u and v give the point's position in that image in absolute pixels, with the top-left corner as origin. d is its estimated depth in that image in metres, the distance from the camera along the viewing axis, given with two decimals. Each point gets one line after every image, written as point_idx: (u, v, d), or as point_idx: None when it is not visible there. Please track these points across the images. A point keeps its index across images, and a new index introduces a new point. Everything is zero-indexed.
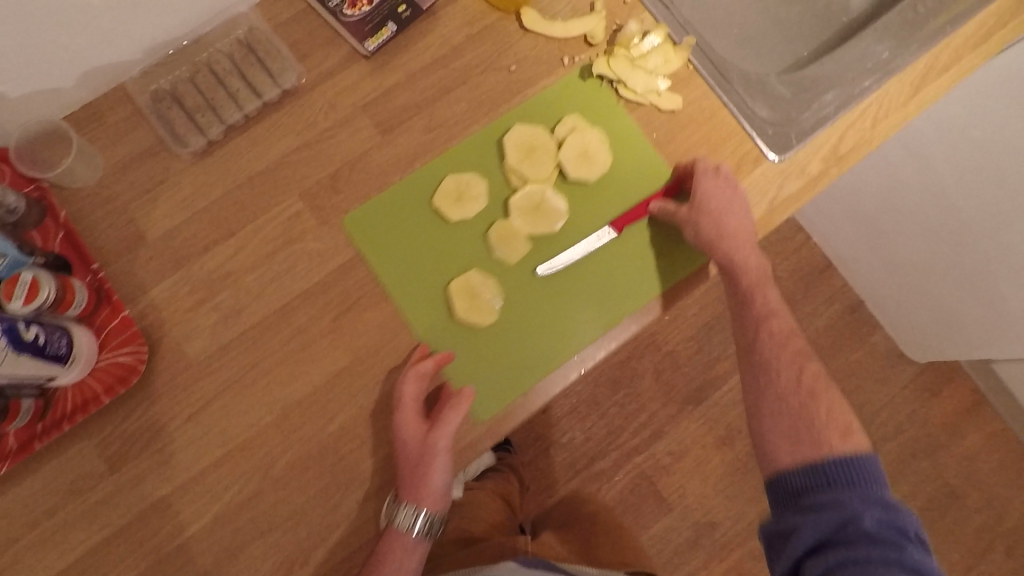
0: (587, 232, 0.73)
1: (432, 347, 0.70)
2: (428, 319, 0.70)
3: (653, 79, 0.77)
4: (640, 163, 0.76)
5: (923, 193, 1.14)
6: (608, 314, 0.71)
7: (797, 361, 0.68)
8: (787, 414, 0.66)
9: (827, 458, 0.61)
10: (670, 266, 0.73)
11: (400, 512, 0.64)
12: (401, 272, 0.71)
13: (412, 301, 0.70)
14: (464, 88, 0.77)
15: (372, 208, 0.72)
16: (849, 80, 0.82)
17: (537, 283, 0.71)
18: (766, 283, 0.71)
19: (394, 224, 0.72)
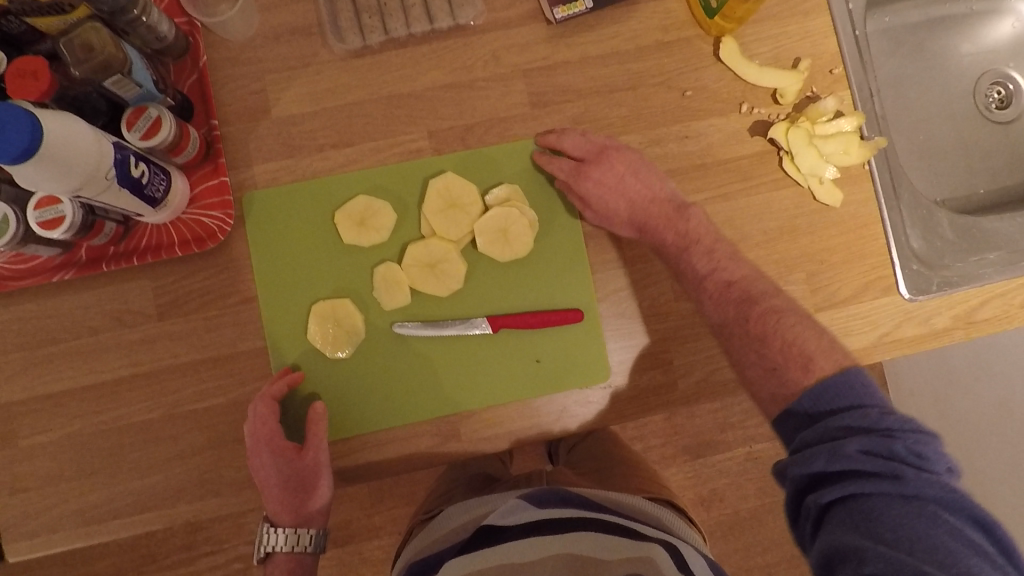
0: (474, 312, 0.68)
1: (278, 359, 0.68)
2: (286, 330, 0.68)
3: (822, 164, 0.70)
4: (562, 257, 0.69)
5: (941, 411, 0.84)
6: (463, 404, 0.68)
7: (743, 308, 0.64)
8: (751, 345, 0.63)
9: (799, 397, 0.55)
10: (542, 377, 0.69)
11: (270, 536, 0.64)
12: (277, 271, 0.68)
13: (283, 309, 0.68)
14: (629, 92, 0.72)
15: (269, 198, 0.69)
16: (1019, 247, 0.75)
17: (400, 340, 0.68)
18: (694, 249, 0.67)
19: (286, 226, 0.68)
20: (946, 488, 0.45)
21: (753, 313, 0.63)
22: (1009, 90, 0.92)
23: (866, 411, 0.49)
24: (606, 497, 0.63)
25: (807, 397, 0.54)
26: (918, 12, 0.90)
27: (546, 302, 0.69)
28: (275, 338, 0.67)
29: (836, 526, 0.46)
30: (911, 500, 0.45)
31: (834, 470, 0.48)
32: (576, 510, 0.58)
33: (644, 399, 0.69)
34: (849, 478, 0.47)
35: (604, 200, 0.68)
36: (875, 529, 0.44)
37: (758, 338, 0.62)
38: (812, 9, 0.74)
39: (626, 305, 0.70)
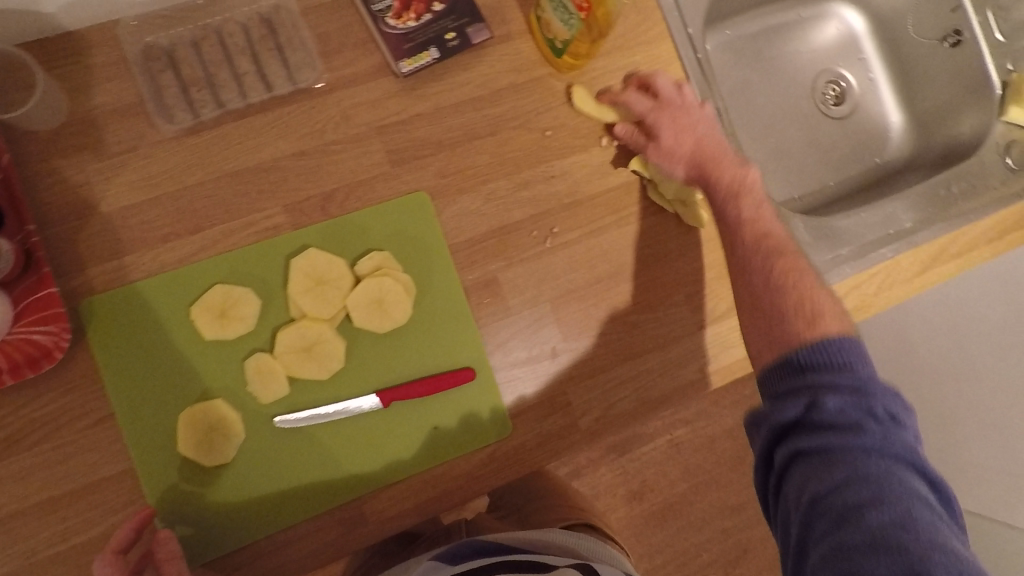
0: (358, 389, 0.65)
1: (146, 478, 0.61)
2: (150, 444, 0.61)
3: (685, 188, 0.74)
4: (444, 318, 0.68)
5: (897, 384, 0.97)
6: (360, 488, 0.65)
7: (770, 260, 0.67)
8: (766, 303, 0.64)
9: (800, 348, 0.57)
10: (439, 443, 0.67)
11: None
12: (131, 382, 0.61)
13: (144, 425, 0.61)
14: (491, 137, 0.71)
15: (109, 305, 0.61)
16: (868, 242, 0.81)
17: (283, 433, 0.64)
18: (743, 196, 0.71)
19: (135, 331, 0.62)
20: (902, 444, 0.50)
21: (778, 264, 0.66)
22: (840, 87, 0.99)
23: (853, 371, 0.53)
24: (531, 539, 0.64)
25: (803, 353, 0.57)
26: (753, 23, 0.95)
27: (434, 366, 0.67)
28: (142, 456, 0.61)
29: (804, 468, 0.51)
30: (874, 450, 0.50)
31: (811, 419, 0.52)
32: (493, 558, 0.60)
33: (546, 444, 0.69)
34: (824, 429, 0.51)
35: (669, 124, 0.72)
36: (834, 476, 0.49)
37: (773, 284, 0.65)
38: (653, 37, 0.76)
39: (517, 354, 0.70)
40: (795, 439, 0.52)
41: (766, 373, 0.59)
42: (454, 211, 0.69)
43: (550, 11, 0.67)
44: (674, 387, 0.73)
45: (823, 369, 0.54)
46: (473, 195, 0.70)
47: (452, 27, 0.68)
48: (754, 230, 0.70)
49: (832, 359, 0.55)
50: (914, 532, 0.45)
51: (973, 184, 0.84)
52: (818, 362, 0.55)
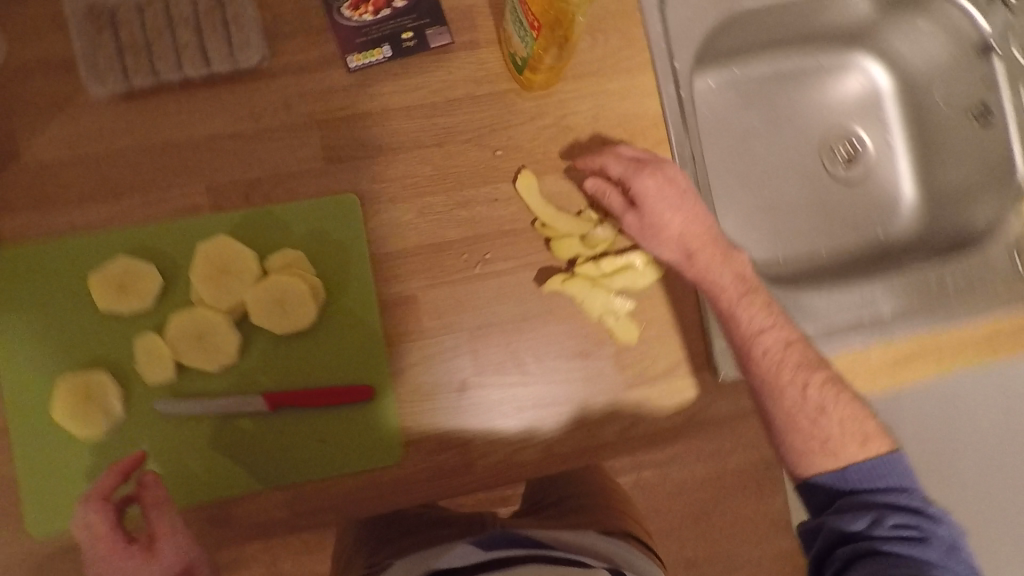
0: (247, 389, 0.63)
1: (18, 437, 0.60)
2: (27, 405, 0.60)
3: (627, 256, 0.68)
4: (351, 330, 0.65)
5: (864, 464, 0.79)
6: (234, 487, 0.63)
7: (802, 375, 0.60)
8: (800, 436, 0.58)
9: (841, 496, 0.55)
10: (322, 458, 0.64)
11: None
12: (19, 340, 0.60)
13: (23, 386, 0.60)
14: (436, 148, 0.67)
15: (9, 260, 0.60)
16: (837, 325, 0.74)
17: (162, 419, 0.62)
18: (750, 294, 0.63)
19: (32, 289, 0.61)
20: None
21: (811, 380, 0.60)
22: (852, 146, 0.91)
23: (909, 494, 0.54)
24: (559, 538, 0.52)
25: (857, 471, 0.55)
26: (765, 66, 0.88)
27: (331, 378, 0.64)
28: (17, 415, 0.60)
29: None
30: None
31: (873, 532, 0.52)
32: (524, 549, 0.48)
33: (435, 481, 0.66)
34: (884, 540, 0.52)
35: (648, 237, 0.65)
36: None
37: (808, 417, 0.59)
38: (631, 68, 0.70)
39: (422, 380, 0.66)
40: (859, 543, 0.52)
41: (804, 482, 0.58)
42: (381, 220, 0.65)
43: (511, 24, 0.64)
44: (586, 443, 0.68)
45: (869, 486, 0.55)
46: (406, 207, 0.66)
47: (410, 26, 0.65)
48: (764, 347, 0.61)
49: (883, 480, 0.55)
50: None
51: (969, 278, 0.77)
52: (872, 486, 0.55)
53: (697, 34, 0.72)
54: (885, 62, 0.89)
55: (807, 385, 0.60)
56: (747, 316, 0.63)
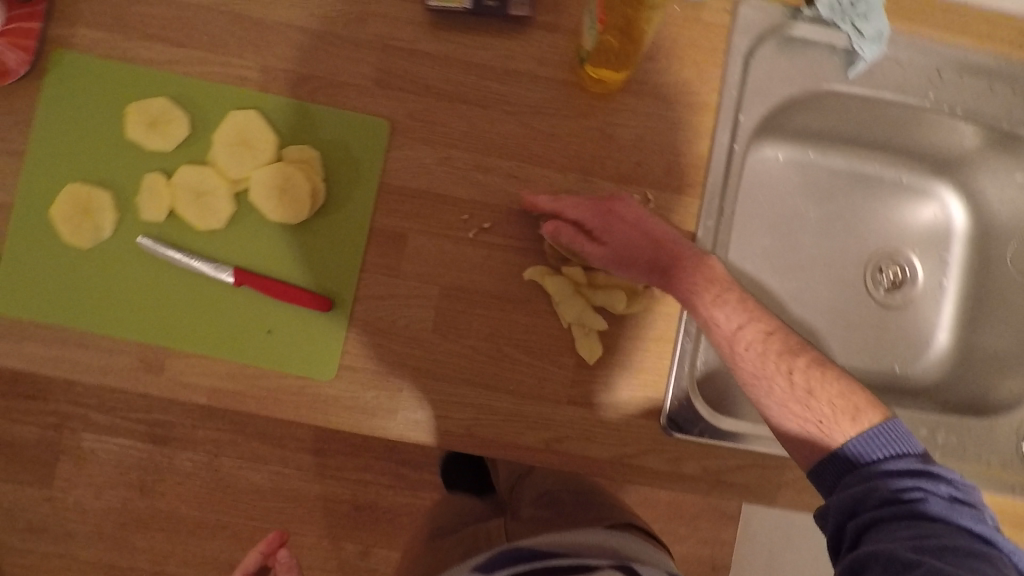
0: (221, 257, 0.65)
1: (15, 217, 0.65)
2: (36, 194, 0.65)
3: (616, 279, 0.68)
4: (334, 242, 0.66)
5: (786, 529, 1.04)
6: (174, 340, 0.65)
7: (784, 363, 0.61)
8: (778, 407, 0.61)
9: (843, 453, 0.57)
10: (262, 347, 0.66)
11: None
12: (52, 135, 0.65)
13: (39, 176, 0.65)
14: (478, 108, 0.68)
15: (73, 64, 0.65)
16: None
17: (140, 253, 0.65)
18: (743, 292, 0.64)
19: (81, 96, 0.65)
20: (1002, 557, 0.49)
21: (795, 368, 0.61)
22: (903, 273, 0.87)
23: (910, 456, 0.56)
24: (570, 540, 0.64)
25: (856, 443, 0.57)
26: (841, 159, 0.85)
27: (299, 278, 0.66)
28: (23, 199, 0.65)
29: (871, 545, 0.50)
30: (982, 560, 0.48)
31: (882, 501, 0.52)
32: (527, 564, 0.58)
33: (354, 413, 0.66)
34: (881, 499, 0.53)
35: (643, 243, 0.65)
36: None
37: (799, 396, 0.60)
38: (694, 105, 0.69)
39: (381, 315, 0.66)
40: (871, 512, 0.52)
41: (814, 472, 0.59)
42: (404, 153, 0.67)
43: (586, 23, 0.64)
44: (508, 439, 0.67)
45: (876, 459, 0.56)
46: (431, 151, 0.67)
47: None
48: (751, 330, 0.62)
49: (882, 448, 0.56)
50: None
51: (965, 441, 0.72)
52: (882, 453, 0.56)
53: (774, 95, 0.71)
54: (967, 203, 0.85)
55: (790, 372, 0.61)
56: (746, 356, 0.62)
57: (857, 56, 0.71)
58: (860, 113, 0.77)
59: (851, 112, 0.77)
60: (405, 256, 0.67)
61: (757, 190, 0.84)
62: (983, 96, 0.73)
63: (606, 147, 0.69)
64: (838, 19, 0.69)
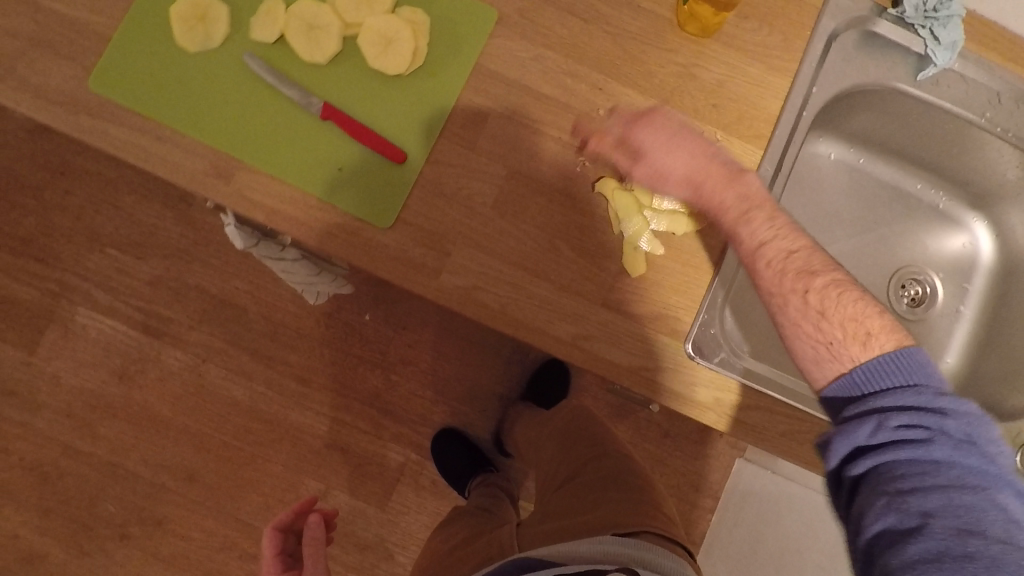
0: (315, 91, 0.69)
1: (137, 13, 0.69)
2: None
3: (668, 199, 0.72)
4: (421, 104, 0.70)
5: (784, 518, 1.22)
6: (249, 156, 0.68)
7: (802, 280, 0.63)
8: (812, 346, 0.61)
9: (861, 378, 0.57)
10: (331, 183, 0.68)
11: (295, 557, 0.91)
12: None
13: None
14: (580, 20, 0.72)
15: None
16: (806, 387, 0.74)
17: (240, 69, 0.68)
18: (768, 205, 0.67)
19: None
20: (1008, 504, 0.49)
21: (813, 285, 0.62)
22: (923, 292, 0.92)
23: (919, 389, 0.54)
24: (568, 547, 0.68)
25: (862, 370, 0.56)
26: (885, 171, 0.91)
27: (381, 129, 0.69)
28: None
29: (867, 494, 0.51)
30: (983, 507, 0.48)
31: (875, 440, 0.52)
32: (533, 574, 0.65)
33: (399, 265, 0.68)
34: (887, 445, 0.52)
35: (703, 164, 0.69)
36: (935, 565, 0.46)
37: (817, 311, 0.61)
38: (775, 67, 0.74)
39: (447, 181, 0.70)
40: (874, 454, 0.52)
41: (823, 398, 0.60)
42: (503, 42, 0.71)
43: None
44: (537, 326, 0.69)
45: (879, 390, 0.56)
46: (529, 46, 0.72)
47: None
48: (769, 253, 0.65)
49: (887, 377, 0.56)
50: (986, 540, 0.46)
51: None
52: (881, 383, 0.56)
53: (847, 79, 0.77)
54: (995, 238, 0.90)
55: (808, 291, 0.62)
56: (767, 271, 0.64)
57: (929, 62, 0.76)
58: (915, 124, 0.83)
59: (908, 120, 0.83)
60: (482, 134, 0.70)
61: (807, 180, 0.89)
62: None
63: (687, 84, 0.73)
64: (918, 22, 0.75)
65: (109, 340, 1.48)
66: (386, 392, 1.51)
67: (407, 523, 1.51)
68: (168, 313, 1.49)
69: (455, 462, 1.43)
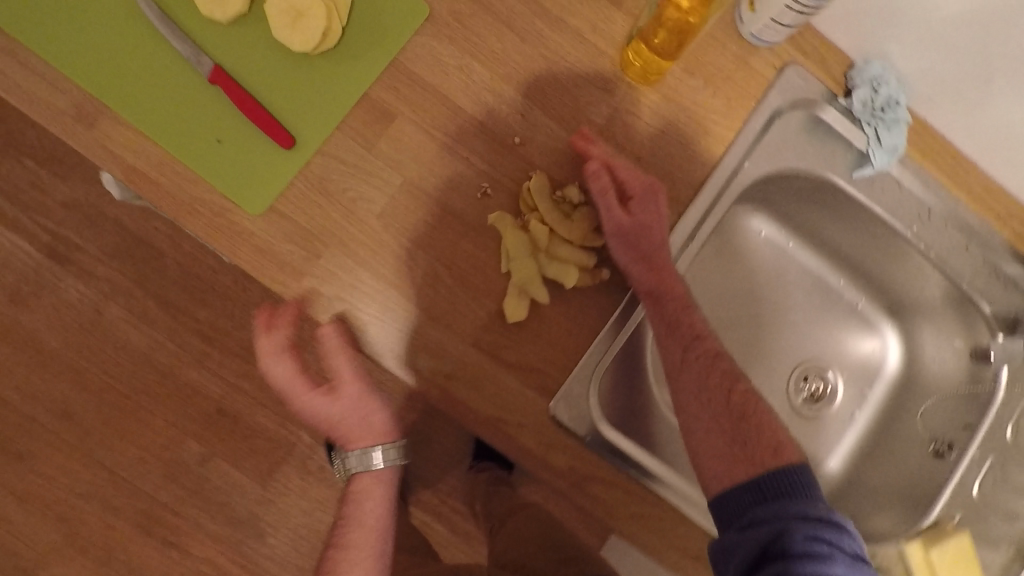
0: (209, 50, 0.62)
1: None
2: None
3: (575, 250, 0.67)
4: (324, 90, 0.64)
5: None
6: (118, 105, 0.61)
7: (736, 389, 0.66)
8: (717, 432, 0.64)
9: (764, 489, 0.58)
10: (204, 153, 0.62)
11: None
12: None
13: None
14: (518, 38, 0.67)
15: None
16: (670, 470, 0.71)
17: (130, 7, 0.61)
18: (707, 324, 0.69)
19: None
20: None
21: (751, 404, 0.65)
22: (823, 391, 0.89)
23: (815, 502, 0.55)
24: None
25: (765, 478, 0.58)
26: (811, 259, 0.89)
27: (274, 107, 0.63)
28: None
29: None
30: None
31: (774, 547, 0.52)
32: None
33: (261, 255, 0.63)
34: (787, 551, 0.51)
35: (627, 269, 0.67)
36: None
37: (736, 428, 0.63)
38: (709, 131, 0.71)
39: (333, 178, 0.64)
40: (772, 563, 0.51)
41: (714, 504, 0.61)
42: (427, 41, 0.66)
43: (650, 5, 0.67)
44: (398, 352, 0.64)
45: (781, 500, 0.56)
46: (455, 52, 0.66)
47: None
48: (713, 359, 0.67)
49: (786, 488, 0.56)
50: None
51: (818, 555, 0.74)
52: (779, 492, 0.57)
53: (782, 161, 0.73)
54: (904, 350, 0.88)
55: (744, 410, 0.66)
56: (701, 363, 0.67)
57: (868, 162, 0.73)
58: (844, 220, 0.80)
59: (838, 215, 0.80)
60: (384, 136, 0.65)
61: (728, 255, 0.86)
62: (955, 250, 0.76)
63: (614, 129, 0.69)
64: (865, 119, 0.71)
65: (6, 256, 1.37)
66: None
67: (282, 506, 1.44)
68: (74, 239, 1.39)
69: None
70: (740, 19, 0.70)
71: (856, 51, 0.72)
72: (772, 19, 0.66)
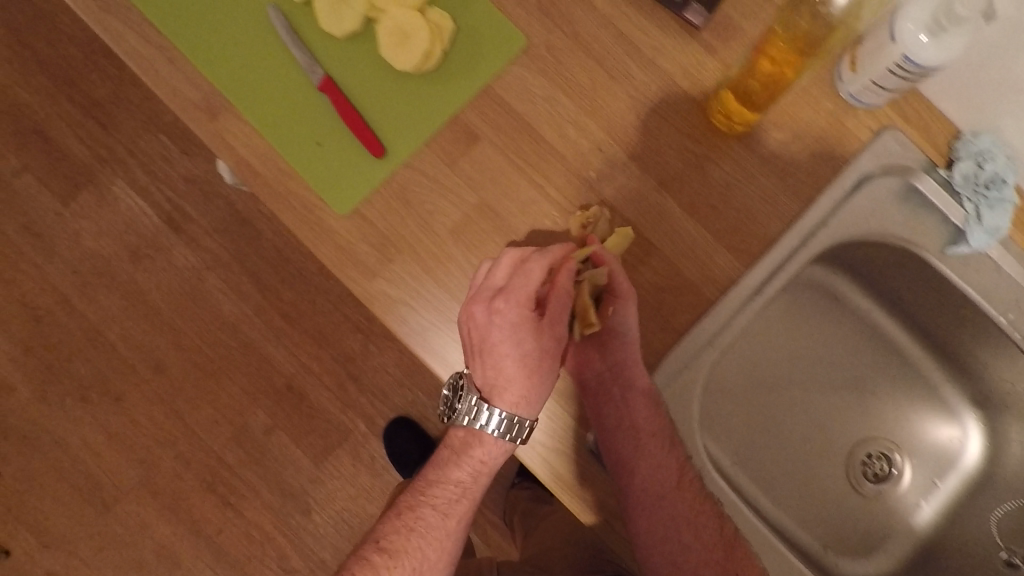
0: (323, 59, 0.69)
1: None
2: None
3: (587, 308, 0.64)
4: (417, 111, 0.69)
5: None
6: (239, 103, 0.68)
7: None
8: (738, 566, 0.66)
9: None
10: (304, 156, 0.68)
11: None
12: None
13: None
14: (609, 76, 0.69)
15: None
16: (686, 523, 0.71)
17: (263, 20, 0.69)
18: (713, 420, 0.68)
19: None
20: None
21: None
22: (890, 471, 0.83)
23: None
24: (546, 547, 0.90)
25: None
26: (896, 329, 0.84)
27: (371, 121, 0.69)
28: None
29: None
30: None
31: None
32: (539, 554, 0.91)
33: (340, 252, 0.67)
34: None
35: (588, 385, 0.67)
36: None
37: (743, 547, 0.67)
38: (792, 187, 0.69)
39: (415, 189, 0.68)
40: None
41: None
42: (520, 73, 0.69)
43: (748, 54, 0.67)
44: (483, 376, 0.64)
45: None
46: (546, 85, 0.69)
47: None
48: None
49: None
50: None
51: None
52: None
53: (871, 223, 0.70)
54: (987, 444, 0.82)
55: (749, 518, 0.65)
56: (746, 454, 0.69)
57: (964, 238, 0.69)
58: (933, 293, 0.75)
59: (931, 287, 0.75)
60: (468, 157, 0.68)
61: (803, 309, 0.82)
62: None
63: (693, 175, 0.69)
64: (966, 193, 0.68)
65: (133, 218, 1.54)
66: (358, 359, 1.51)
67: (334, 487, 1.51)
68: (188, 211, 1.54)
69: (402, 446, 1.45)
70: (840, 78, 0.68)
71: (966, 122, 0.69)
72: (872, 80, 0.64)
